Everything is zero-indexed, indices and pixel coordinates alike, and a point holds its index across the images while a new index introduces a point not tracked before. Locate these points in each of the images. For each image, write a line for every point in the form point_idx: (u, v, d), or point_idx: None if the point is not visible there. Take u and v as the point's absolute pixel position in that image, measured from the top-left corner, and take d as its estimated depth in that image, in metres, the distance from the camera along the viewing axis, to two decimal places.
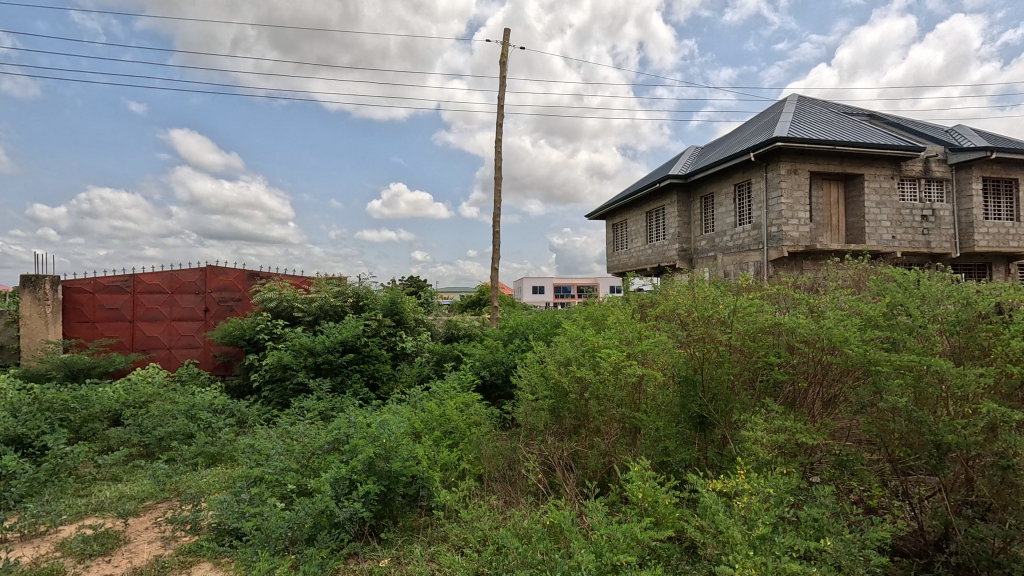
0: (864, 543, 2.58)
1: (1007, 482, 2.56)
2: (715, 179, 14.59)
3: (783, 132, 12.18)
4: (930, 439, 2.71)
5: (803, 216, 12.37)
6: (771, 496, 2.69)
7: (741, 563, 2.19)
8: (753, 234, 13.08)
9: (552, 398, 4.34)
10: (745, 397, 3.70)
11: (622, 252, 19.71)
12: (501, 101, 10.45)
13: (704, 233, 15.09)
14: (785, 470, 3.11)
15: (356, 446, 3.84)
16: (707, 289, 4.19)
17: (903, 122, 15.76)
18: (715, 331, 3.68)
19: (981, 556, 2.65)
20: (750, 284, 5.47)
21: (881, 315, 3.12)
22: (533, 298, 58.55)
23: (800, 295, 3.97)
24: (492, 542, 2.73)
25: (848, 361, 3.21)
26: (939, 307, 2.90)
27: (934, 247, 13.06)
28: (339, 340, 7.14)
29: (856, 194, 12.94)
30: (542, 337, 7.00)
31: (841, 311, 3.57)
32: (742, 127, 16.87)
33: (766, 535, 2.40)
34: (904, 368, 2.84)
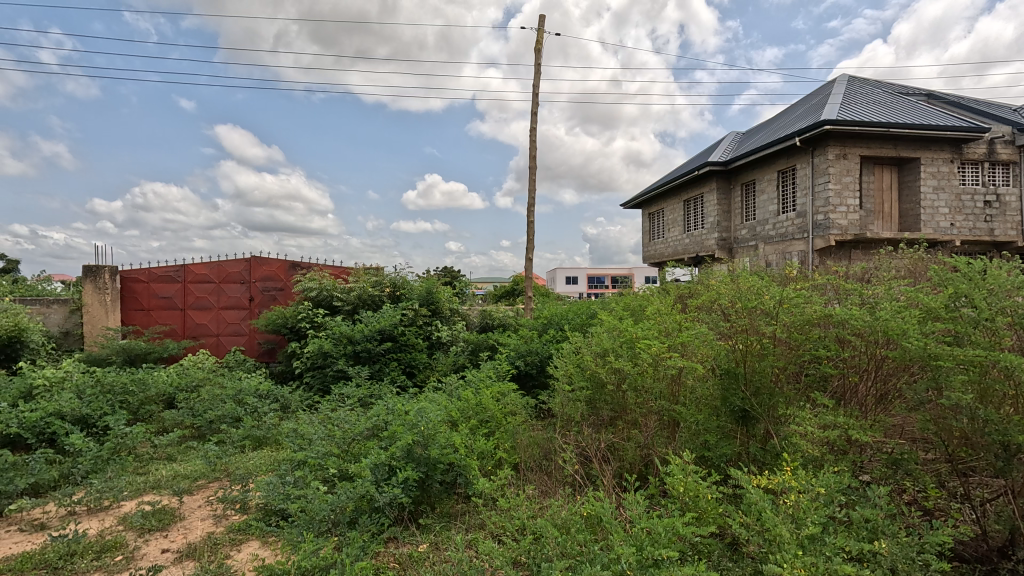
0: (922, 547, 2.45)
1: None
2: (757, 165, 14.06)
3: (832, 115, 11.61)
4: (997, 439, 2.56)
5: (853, 203, 11.80)
6: (821, 494, 2.58)
7: (790, 562, 2.10)
8: (798, 222, 12.58)
9: (588, 389, 4.29)
10: (789, 391, 3.58)
11: (658, 241, 19.31)
12: (536, 88, 10.32)
13: (745, 221, 14.61)
14: (835, 468, 2.98)
15: (395, 433, 3.94)
16: (751, 279, 4.04)
17: (966, 101, 14.74)
18: (761, 323, 3.55)
19: None
20: (797, 274, 5.24)
21: (942, 307, 2.98)
22: (567, 288, 58.28)
23: (851, 285, 3.77)
24: (531, 531, 2.72)
25: (904, 356, 3.04)
26: (1012, 299, 2.71)
27: (998, 234, 12.21)
28: (377, 328, 7.27)
29: (911, 179, 12.22)
30: (577, 327, 6.95)
31: (897, 301, 3.38)
32: (787, 110, 16.13)
33: (816, 535, 2.32)
34: (967, 363, 2.71)
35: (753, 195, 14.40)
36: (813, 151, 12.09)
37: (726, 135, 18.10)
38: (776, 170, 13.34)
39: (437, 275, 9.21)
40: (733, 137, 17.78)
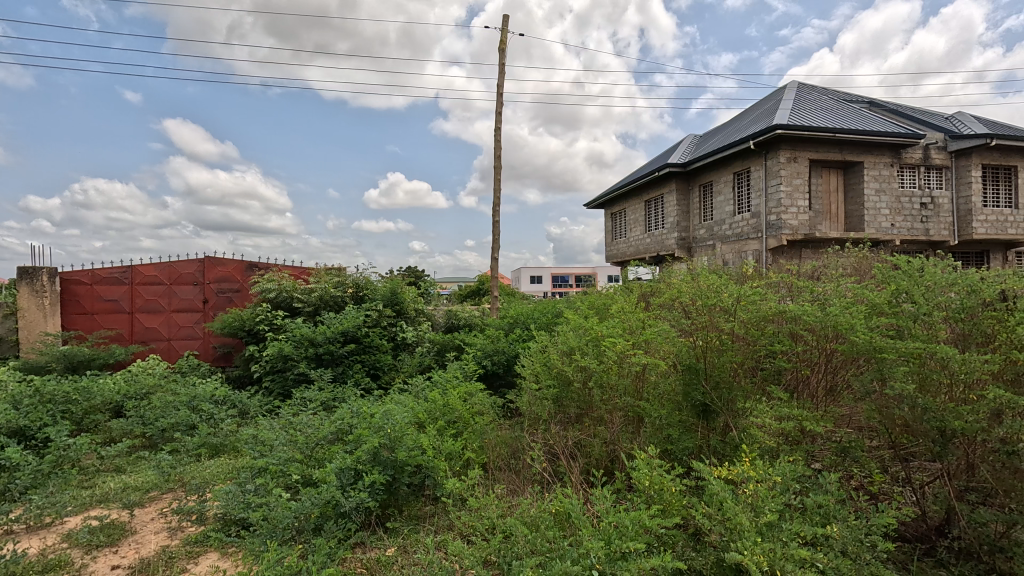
0: (868, 529, 2.60)
1: (1010, 468, 2.67)
2: (714, 167, 14.53)
3: (784, 120, 12.13)
4: (935, 425, 2.76)
5: (803, 204, 12.36)
6: (777, 483, 2.69)
7: (749, 550, 2.19)
8: (753, 223, 13.08)
9: (555, 387, 4.33)
10: (746, 385, 3.72)
11: (620, 241, 19.70)
12: (500, 88, 10.33)
13: (703, 222, 15.07)
14: (790, 458, 3.12)
15: (361, 437, 3.87)
16: (711, 278, 4.18)
17: (904, 109, 15.68)
18: (720, 320, 3.68)
19: (983, 540, 2.77)
20: (753, 272, 5.45)
21: (885, 302, 3.18)
22: (532, 288, 58.64)
23: (802, 282, 3.96)
24: (500, 530, 2.72)
25: (852, 349, 3.21)
26: (941, 296, 2.99)
27: (933, 234, 13.05)
28: (340, 330, 7.10)
29: (855, 181, 12.90)
30: (543, 326, 7.02)
31: (845, 298, 3.58)
32: (742, 114, 16.74)
33: (773, 522, 2.42)
34: (908, 355, 2.90)
35: (710, 195, 14.88)
36: (766, 154, 12.61)
37: (684, 138, 18.61)
38: (732, 172, 13.83)
39: (401, 275, 9.11)
40: (691, 139, 18.32)
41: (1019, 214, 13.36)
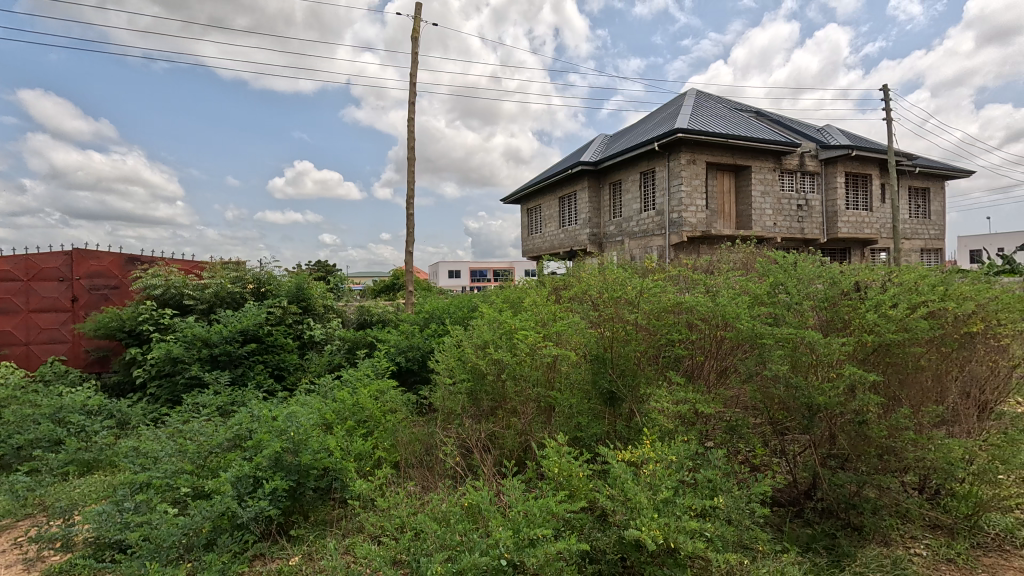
0: (749, 498, 2.89)
1: (861, 434, 3.22)
2: (623, 166, 15.27)
3: (684, 124, 13.03)
4: (804, 402, 3.18)
5: (700, 203, 13.37)
6: (673, 461, 2.90)
7: (646, 526, 2.35)
8: (657, 220, 13.94)
9: (469, 381, 4.30)
10: (649, 371, 3.96)
11: (535, 236, 20.07)
12: (414, 78, 10.08)
13: (613, 218, 15.80)
14: (685, 438, 3.37)
15: (261, 442, 3.62)
16: (617, 271, 4.39)
17: (784, 120, 17.47)
18: (625, 312, 3.90)
19: (840, 499, 3.32)
20: (655, 266, 5.80)
21: (765, 293, 3.57)
22: (450, 282, 58.19)
23: (697, 275, 4.28)
24: (410, 527, 2.67)
25: (738, 335, 3.54)
26: (812, 286, 3.42)
27: (807, 233, 14.69)
28: (238, 329, 6.58)
29: (744, 184, 14.17)
30: (458, 321, 6.99)
31: (732, 290, 3.93)
32: (647, 117, 17.73)
33: (669, 498, 2.60)
34: (784, 340, 3.26)
35: (619, 193, 15.62)
36: (669, 156, 13.47)
37: (596, 137, 19.34)
38: (639, 171, 14.62)
39: (309, 270, 8.63)
40: (601, 139, 19.08)
41: (873, 216, 15.43)
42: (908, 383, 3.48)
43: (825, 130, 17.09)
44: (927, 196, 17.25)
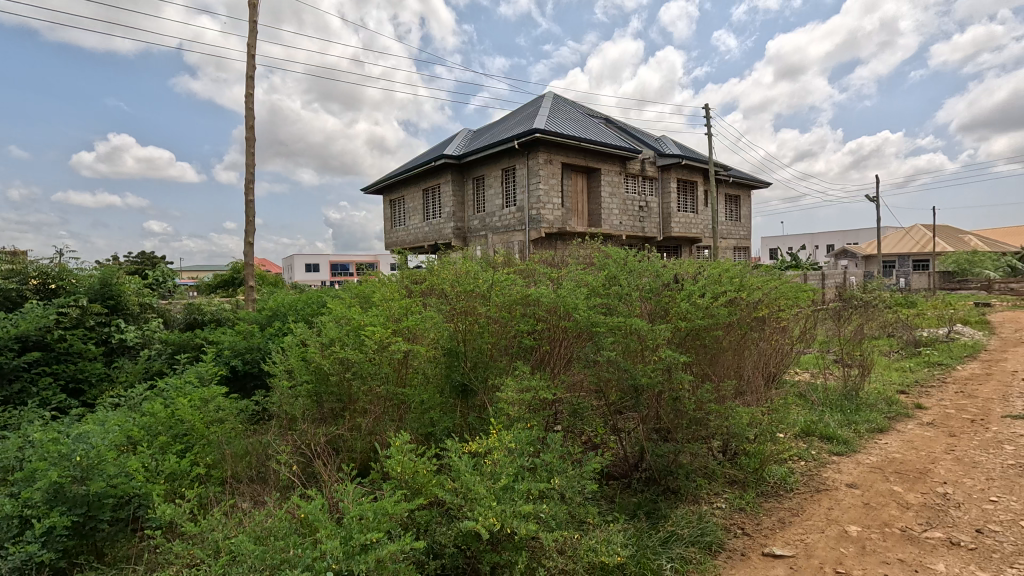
0: (582, 475, 3.14)
1: (675, 409, 3.69)
2: (485, 162, 15.53)
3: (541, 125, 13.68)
4: (631, 383, 3.55)
5: (556, 201, 14.17)
6: (514, 448, 3.00)
7: (482, 516, 2.43)
8: (517, 216, 14.46)
9: (312, 382, 4.03)
10: (503, 362, 3.96)
11: (399, 229, 19.51)
12: (253, 50, 9.07)
13: (476, 213, 16.01)
14: (531, 424, 3.49)
15: (34, 473, 2.95)
16: (470, 264, 4.39)
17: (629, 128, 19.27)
18: (476, 305, 3.91)
19: (661, 468, 3.76)
20: (509, 261, 5.97)
21: (601, 285, 3.88)
22: (307, 276, 54.08)
23: (544, 269, 4.46)
24: (227, 552, 2.37)
25: (577, 325, 3.80)
26: (641, 278, 3.83)
27: (647, 231, 16.42)
28: (14, 334, 5.32)
29: (595, 185, 15.28)
30: (306, 318, 6.48)
31: (575, 281, 4.15)
32: (509, 116, 18.27)
33: (508, 485, 2.71)
34: (616, 328, 3.59)
35: (482, 188, 15.87)
36: (528, 154, 14.04)
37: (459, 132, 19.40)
38: (501, 168, 14.99)
39: (118, 262, 7.31)
40: (465, 133, 19.18)
41: (699, 218, 17.79)
42: (714, 362, 4.07)
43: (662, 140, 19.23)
44: (738, 202, 20.37)
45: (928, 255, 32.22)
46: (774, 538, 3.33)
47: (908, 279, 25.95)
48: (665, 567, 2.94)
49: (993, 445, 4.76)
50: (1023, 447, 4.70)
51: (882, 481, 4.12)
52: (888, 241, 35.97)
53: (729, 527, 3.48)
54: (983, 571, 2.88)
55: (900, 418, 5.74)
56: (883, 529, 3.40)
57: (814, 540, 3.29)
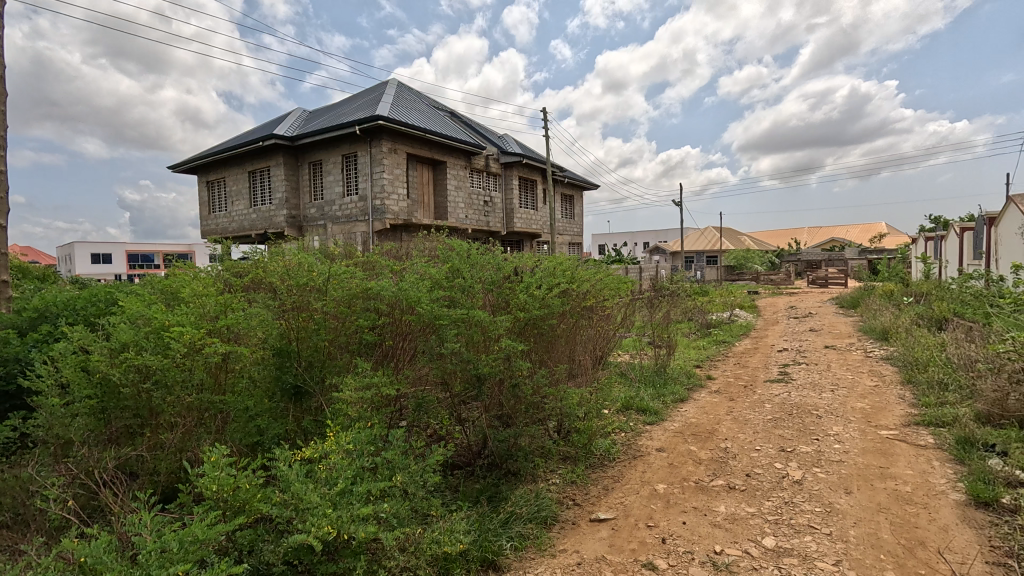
0: (425, 468, 3.14)
1: (515, 396, 3.88)
2: (322, 147, 14.44)
3: (384, 113, 13.20)
4: (473, 373, 3.65)
5: (401, 192, 13.83)
6: (353, 450, 2.83)
7: (317, 524, 2.27)
8: (360, 206, 13.78)
9: (95, 397, 3.31)
10: (342, 359, 3.68)
11: (218, 214, 17.13)
12: None
13: (313, 201, 14.82)
14: (372, 423, 3.33)
15: None
16: (301, 252, 3.92)
17: (473, 124, 19.63)
18: (312, 299, 3.51)
19: (503, 453, 3.93)
20: (348, 252, 5.63)
21: (444, 278, 3.85)
22: (94, 269, 44.59)
23: (386, 261, 4.27)
24: None
25: (420, 318, 3.69)
26: (483, 270, 3.93)
27: (492, 226, 16.96)
28: None
29: (441, 177, 15.26)
30: (89, 320, 5.33)
31: (418, 274, 4.00)
32: (349, 99, 17.25)
33: (346, 489, 2.58)
34: (458, 320, 3.62)
35: (319, 174, 14.73)
36: (370, 142, 13.43)
37: (292, 111, 17.72)
38: (340, 154, 14.08)
39: None
40: (299, 113, 17.59)
41: (538, 215, 18.95)
42: (549, 349, 4.36)
43: (504, 138, 19.98)
44: (572, 201, 22.20)
45: (717, 252, 38.95)
46: (599, 504, 3.72)
47: (703, 272, 31.09)
48: (505, 547, 3.08)
49: (758, 405, 5.96)
50: (777, 404, 5.97)
51: (682, 443, 4.88)
52: (689, 240, 42.59)
53: (563, 500, 3.78)
54: (750, 506, 3.58)
55: (695, 388, 6.85)
56: (682, 483, 4.02)
57: (631, 501, 3.75)
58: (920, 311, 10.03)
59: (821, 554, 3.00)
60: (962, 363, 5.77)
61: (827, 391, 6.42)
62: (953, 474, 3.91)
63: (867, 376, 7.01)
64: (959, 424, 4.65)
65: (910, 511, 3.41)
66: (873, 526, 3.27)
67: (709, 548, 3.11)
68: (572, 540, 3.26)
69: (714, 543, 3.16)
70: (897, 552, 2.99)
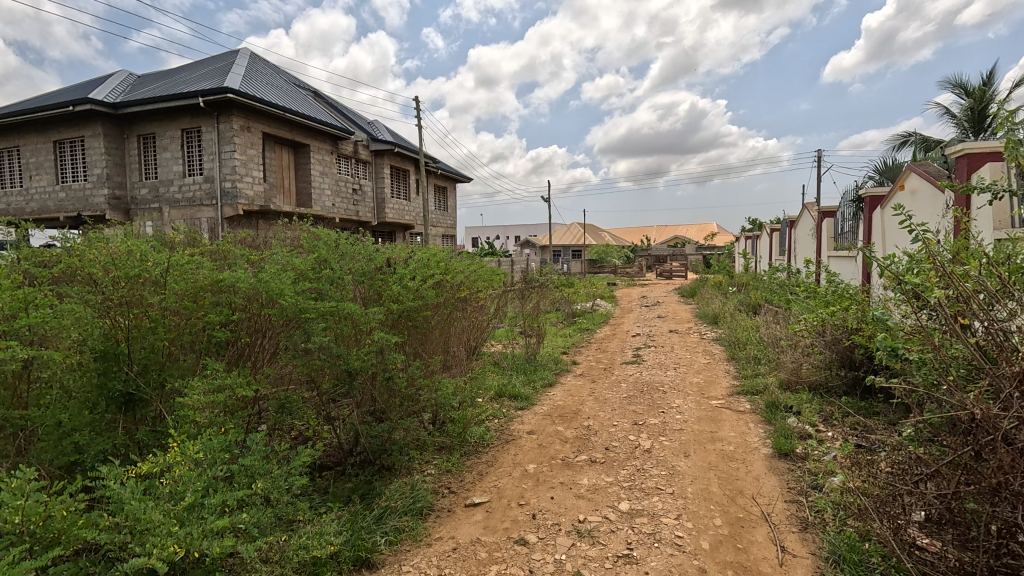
0: (289, 471, 2.94)
1: (388, 390, 3.80)
2: (156, 118, 12.49)
3: (235, 85, 11.84)
4: (343, 368, 3.50)
5: (257, 175, 12.57)
6: (203, 459, 2.55)
7: (159, 546, 2.01)
8: (206, 188, 12.23)
9: None
10: (188, 361, 3.26)
11: (7, 190, 13.86)
12: None
13: (144, 180, 12.77)
14: (226, 428, 3.02)
15: None
16: (130, 238, 3.32)
17: (340, 106, 18.52)
18: (147, 293, 2.98)
19: (375, 448, 3.84)
20: (192, 240, 4.98)
21: (310, 269, 3.61)
22: None
23: (240, 250, 3.85)
24: None
25: (283, 312, 3.40)
26: (353, 261, 3.78)
27: (362, 216, 16.22)
28: None
29: (304, 161, 14.16)
30: None
31: (278, 264, 3.69)
32: (191, 66, 15.14)
33: (195, 502, 2.33)
34: (326, 313, 3.44)
35: (153, 150, 12.73)
36: (218, 117, 11.96)
37: (114, 72, 15.02)
38: (180, 128, 12.32)
39: None
40: (124, 76, 14.96)
41: (411, 205, 18.57)
42: (423, 341, 4.35)
43: (374, 124, 19.18)
44: (446, 193, 22.13)
45: (581, 246, 41.80)
46: (474, 489, 3.82)
47: (569, 266, 33.20)
48: (379, 542, 3.02)
49: (616, 385, 6.59)
50: (630, 383, 6.65)
51: (550, 424, 5.20)
52: (557, 235, 45.07)
53: (438, 489, 3.81)
54: (609, 476, 3.96)
55: (563, 373, 7.33)
56: (551, 461, 4.30)
57: (504, 483, 3.91)
58: (741, 298, 11.86)
59: (665, 511, 3.43)
60: (771, 341, 6.96)
61: (671, 369, 7.31)
62: (763, 432, 4.72)
63: (702, 355, 8.13)
64: (768, 391, 5.62)
65: (732, 466, 4.06)
66: (705, 482, 3.83)
67: (574, 518, 3.37)
68: (448, 527, 3.31)
69: (578, 513, 3.44)
70: (723, 501, 3.54)
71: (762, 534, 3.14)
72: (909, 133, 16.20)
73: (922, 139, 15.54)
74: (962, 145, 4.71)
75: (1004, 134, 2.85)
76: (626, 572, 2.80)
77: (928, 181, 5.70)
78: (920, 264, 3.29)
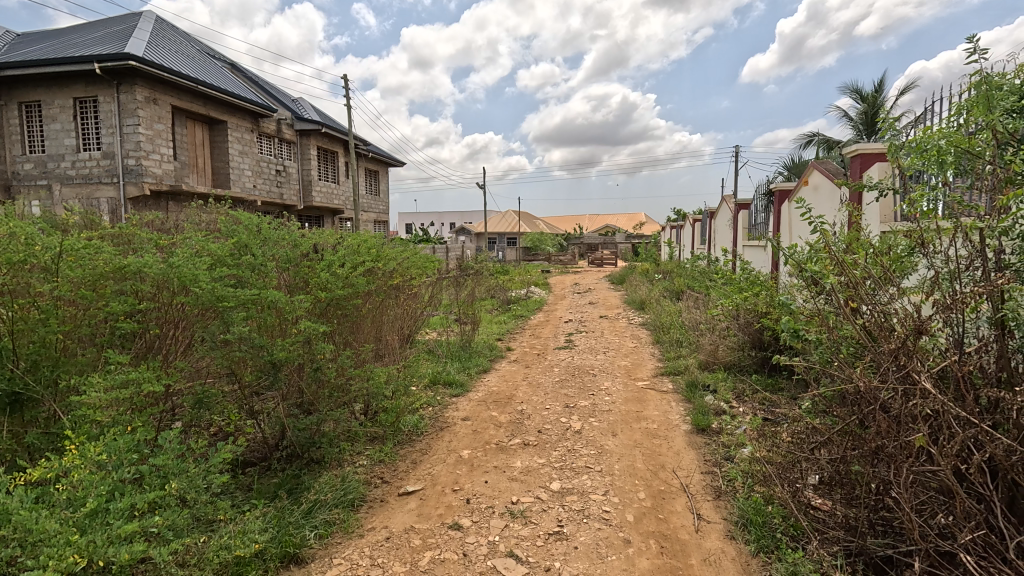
0: (206, 469, 2.77)
1: (316, 382, 3.67)
2: (41, 84, 11.07)
3: (138, 52, 10.74)
4: (267, 359, 3.35)
5: (165, 152, 11.55)
6: (107, 460, 2.34)
7: (57, 557, 1.85)
8: (105, 164, 11.08)
9: None
10: (88, 355, 2.97)
11: None
12: None
13: (29, 153, 11.32)
14: (133, 427, 2.78)
15: None
16: (14, 219, 2.93)
17: (261, 81, 17.31)
18: (34, 281, 2.70)
19: (303, 442, 3.71)
20: (89, 224, 4.48)
21: (227, 255, 3.38)
22: None
23: (147, 234, 3.50)
24: None
25: (196, 301, 3.15)
26: (277, 247, 3.58)
27: (286, 199, 15.37)
28: None
29: (220, 139, 13.17)
30: None
31: (193, 248, 3.42)
32: (84, 27, 13.52)
33: (99, 508, 2.15)
34: (248, 302, 3.24)
35: (38, 120, 11.29)
36: (118, 86, 10.83)
37: None
38: (72, 96, 11.04)
39: None
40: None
41: (340, 189, 17.82)
42: (353, 329, 4.22)
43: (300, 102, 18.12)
44: (378, 177, 21.43)
45: (516, 234, 42.17)
46: (407, 478, 3.80)
47: (505, 254, 33.47)
48: (309, 537, 2.93)
49: (549, 370, 6.75)
50: (562, 368, 6.85)
51: (484, 410, 5.25)
52: (493, 223, 45.10)
53: (371, 480, 3.75)
54: (541, 458, 4.08)
55: (497, 359, 7.40)
56: (485, 446, 4.35)
57: (438, 470, 3.92)
58: (666, 285, 12.50)
59: (593, 488, 3.60)
60: (692, 325, 7.41)
61: (601, 353, 7.58)
62: (683, 410, 5.05)
63: (630, 339, 8.51)
64: (688, 371, 6.02)
65: (655, 443, 4.31)
66: (631, 459, 4.04)
67: (506, 500, 3.45)
68: (380, 517, 3.28)
69: (511, 494, 3.53)
70: (647, 476, 3.76)
71: (681, 504, 3.37)
72: (814, 134, 17.68)
73: (826, 140, 17.01)
74: (856, 146, 5.20)
75: (887, 138, 3.19)
76: (556, 548, 2.92)
77: (827, 178, 6.26)
78: (817, 253, 3.60)
